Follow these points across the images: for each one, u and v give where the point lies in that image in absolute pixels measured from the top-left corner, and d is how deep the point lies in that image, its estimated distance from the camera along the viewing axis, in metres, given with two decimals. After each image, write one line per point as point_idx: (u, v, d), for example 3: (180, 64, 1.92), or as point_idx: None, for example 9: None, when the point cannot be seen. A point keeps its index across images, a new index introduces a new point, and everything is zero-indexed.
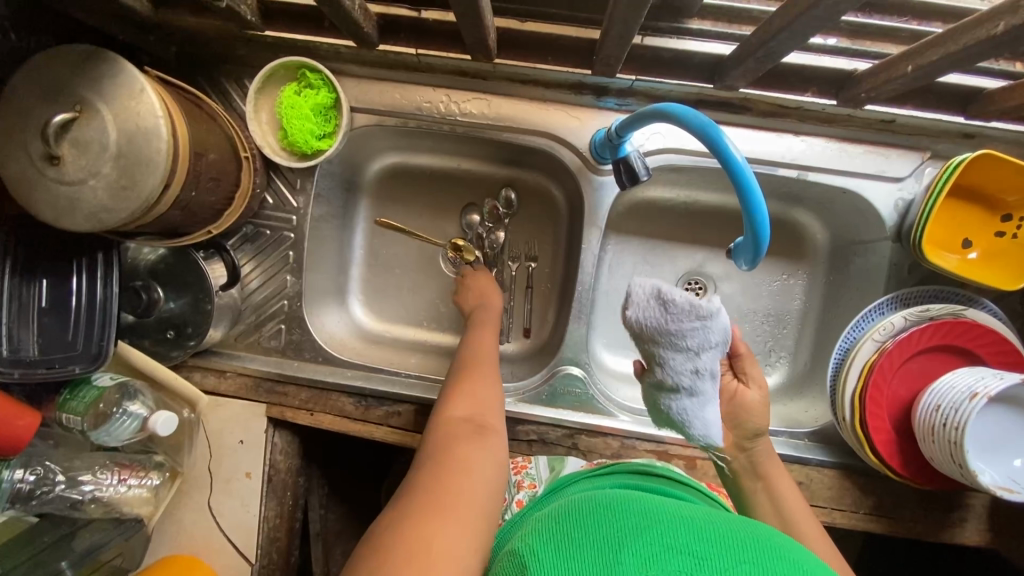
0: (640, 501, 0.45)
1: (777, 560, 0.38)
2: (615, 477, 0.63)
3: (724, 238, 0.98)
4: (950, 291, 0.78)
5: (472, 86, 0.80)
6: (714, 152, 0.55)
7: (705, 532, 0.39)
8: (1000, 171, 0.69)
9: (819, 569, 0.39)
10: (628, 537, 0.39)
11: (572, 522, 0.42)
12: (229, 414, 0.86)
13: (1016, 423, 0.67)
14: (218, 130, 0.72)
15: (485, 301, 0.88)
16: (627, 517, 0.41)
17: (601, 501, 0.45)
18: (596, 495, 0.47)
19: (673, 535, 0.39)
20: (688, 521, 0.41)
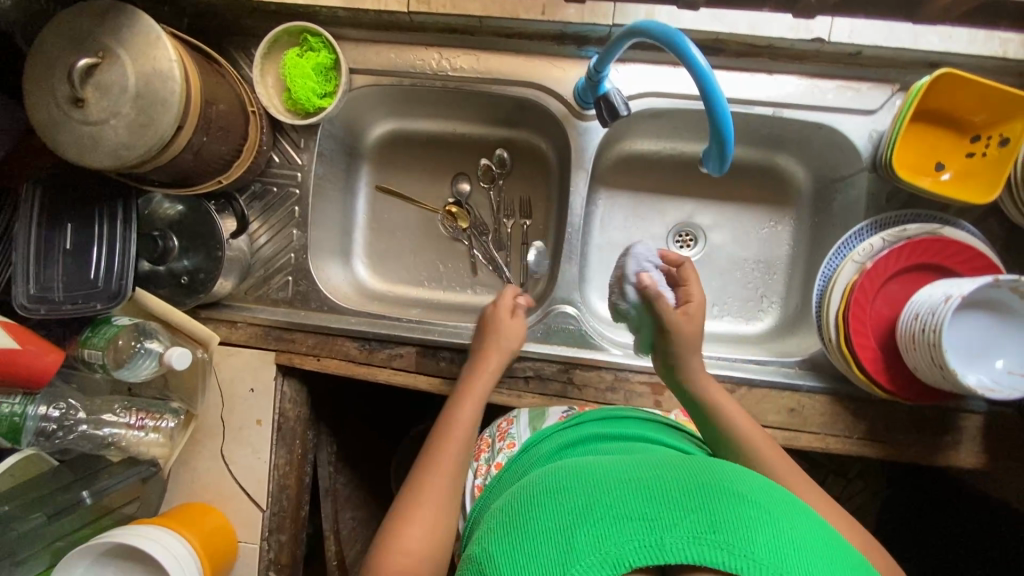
0: (591, 468, 0.49)
1: (720, 500, 0.43)
2: (576, 433, 0.68)
3: (712, 188, 1.02)
4: (929, 214, 0.80)
5: (461, 43, 0.86)
6: (680, 61, 0.59)
7: (652, 489, 0.44)
8: (963, 90, 0.73)
9: (760, 498, 0.44)
10: (582, 510, 0.43)
11: (530, 508, 0.46)
12: (239, 363, 0.90)
13: (996, 327, 0.69)
14: (227, 85, 0.78)
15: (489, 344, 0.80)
16: (579, 490, 0.45)
17: (555, 478, 0.49)
18: (552, 471, 0.51)
19: (621, 498, 0.43)
20: (635, 479, 0.45)
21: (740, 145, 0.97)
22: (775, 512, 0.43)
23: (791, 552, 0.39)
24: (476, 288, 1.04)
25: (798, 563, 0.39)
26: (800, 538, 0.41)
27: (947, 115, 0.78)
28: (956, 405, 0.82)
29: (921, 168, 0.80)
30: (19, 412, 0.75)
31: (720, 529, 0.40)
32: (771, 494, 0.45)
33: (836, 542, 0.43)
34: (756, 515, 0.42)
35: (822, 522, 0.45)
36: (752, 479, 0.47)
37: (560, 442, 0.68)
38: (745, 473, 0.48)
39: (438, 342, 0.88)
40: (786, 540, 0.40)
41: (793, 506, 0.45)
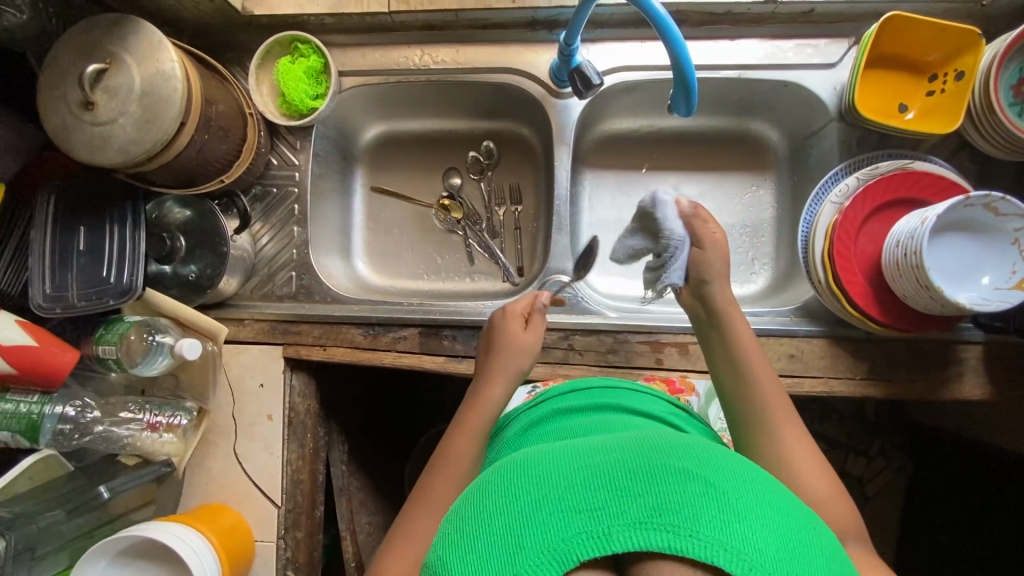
0: (535, 455, 0.46)
1: (666, 479, 0.40)
2: (548, 409, 0.69)
3: (693, 160, 1.05)
4: (900, 153, 0.83)
5: (441, 38, 0.92)
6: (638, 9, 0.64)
7: (595, 477, 0.41)
8: (912, 31, 0.78)
9: (721, 477, 0.41)
10: (524, 509, 0.40)
11: (477, 507, 0.43)
12: (248, 359, 0.92)
13: (978, 247, 0.71)
14: (226, 90, 0.83)
15: (502, 352, 0.73)
16: (522, 486, 0.42)
17: (499, 472, 0.45)
18: (497, 461, 0.49)
19: (571, 491, 0.40)
20: (578, 467, 0.42)
21: (713, 114, 1.01)
22: (737, 491, 0.40)
23: (738, 525, 0.38)
24: (474, 275, 1.07)
25: (744, 535, 0.37)
26: (761, 521, 0.38)
27: (903, 59, 0.83)
28: (954, 337, 0.83)
29: (886, 111, 0.84)
30: (36, 412, 0.77)
31: (668, 513, 0.38)
32: (735, 470, 0.42)
33: (786, 505, 0.41)
34: (714, 500, 0.39)
35: (771, 483, 0.43)
36: (702, 449, 0.44)
37: (527, 418, 0.70)
38: (693, 442, 0.45)
39: (440, 322, 0.90)
40: (733, 513, 0.38)
41: (744, 471, 0.43)
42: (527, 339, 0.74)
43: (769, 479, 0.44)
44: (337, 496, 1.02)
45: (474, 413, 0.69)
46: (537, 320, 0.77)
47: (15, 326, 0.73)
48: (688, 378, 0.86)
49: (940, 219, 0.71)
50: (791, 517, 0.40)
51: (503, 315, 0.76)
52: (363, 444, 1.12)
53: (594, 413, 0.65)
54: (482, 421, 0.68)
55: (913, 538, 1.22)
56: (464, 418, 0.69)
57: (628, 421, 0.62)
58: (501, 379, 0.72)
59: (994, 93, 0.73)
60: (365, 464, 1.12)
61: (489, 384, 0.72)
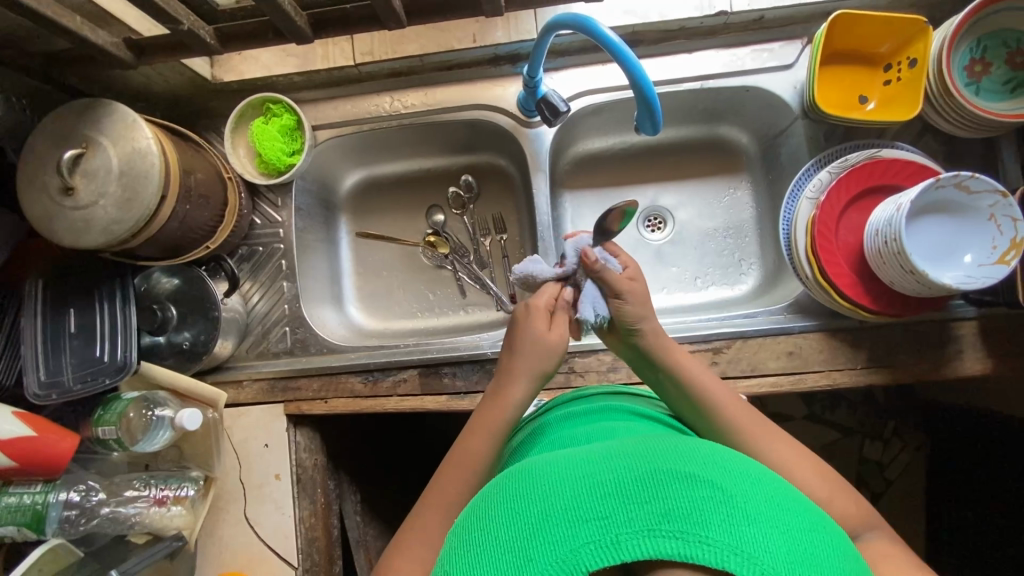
0: (543, 466, 0.46)
1: (672, 485, 0.40)
2: (551, 418, 0.70)
3: (668, 170, 1.07)
4: (867, 142, 0.85)
5: (408, 83, 0.94)
6: (592, 39, 0.66)
7: (603, 485, 0.41)
8: (861, 27, 0.80)
9: (727, 481, 0.41)
10: (533, 522, 0.41)
11: (486, 524, 0.43)
12: (250, 420, 0.91)
13: (956, 226, 0.72)
14: (202, 157, 0.84)
15: (532, 351, 0.68)
16: (531, 499, 0.42)
17: (508, 486, 0.46)
18: (504, 476, 0.49)
19: (578, 501, 0.40)
20: (585, 476, 0.42)
21: (683, 124, 1.03)
22: (742, 495, 0.40)
23: (747, 527, 0.37)
24: (468, 307, 1.07)
25: (754, 539, 0.37)
26: (768, 521, 0.38)
27: (856, 53, 0.85)
28: (948, 315, 0.83)
29: (847, 104, 0.86)
30: (40, 502, 0.75)
31: (676, 518, 0.38)
32: (740, 473, 0.43)
33: (795, 505, 0.41)
34: (719, 503, 0.39)
35: (785, 488, 0.43)
36: (714, 455, 0.45)
37: (534, 426, 0.71)
38: (701, 447, 0.46)
39: (438, 360, 0.90)
40: (742, 516, 0.38)
41: (752, 475, 0.43)
42: (553, 337, 0.69)
43: (779, 483, 0.44)
44: (355, 549, 1.01)
45: (491, 417, 0.67)
46: (561, 313, 0.70)
47: (12, 417, 0.73)
48: None
49: (919, 202, 0.72)
50: (800, 518, 0.40)
51: (523, 310, 0.70)
52: (375, 492, 1.11)
53: (602, 418, 0.65)
54: (499, 425, 0.67)
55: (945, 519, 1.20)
56: (480, 417, 0.68)
57: (635, 426, 0.62)
58: (525, 383, 0.68)
59: (948, 76, 0.75)
60: (379, 512, 1.11)
61: (511, 384, 0.69)
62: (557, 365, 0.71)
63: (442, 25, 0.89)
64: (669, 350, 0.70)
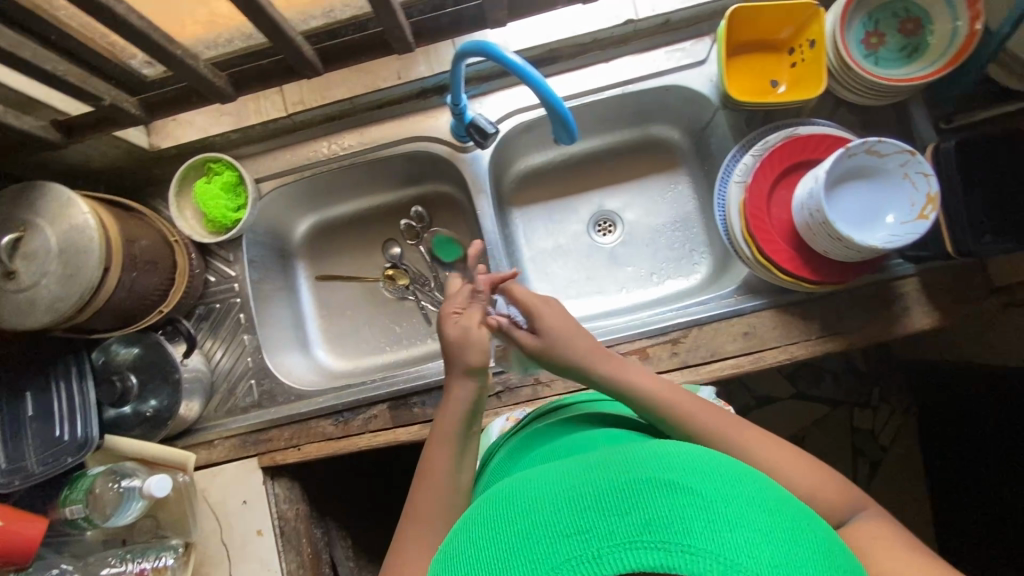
0: (524, 487, 0.47)
1: (652, 494, 0.40)
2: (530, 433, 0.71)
3: (609, 174, 1.11)
4: (786, 122, 0.89)
5: (343, 125, 0.96)
6: (491, 60, 0.69)
7: (583, 500, 0.41)
8: (759, 16, 0.84)
9: (706, 485, 0.42)
10: (516, 541, 0.41)
11: (470, 548, 0.43)
12: (224, 479, 0.90)
13: (874, 189, 0.76)
14: (146, 225, 0.85)
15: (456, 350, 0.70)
16: (514, 520, 0.43)
17: (491, 507, 0.46)
18: (490, 497, 0.49)
19: (560, 518, 0.41)
20: (566, 492, 0.43)
21: (615, 129, 1.07)
22: (719, 498, 0.41)
23: (728, 534, 0.37)
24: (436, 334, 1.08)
25: (734, 545, 0.37)
26: (747, 524, 0.39)
27: (762, 40, 0.89)
28: (889, 275, 0.86)
29: (761, 89, 0.89)
30: None
31: (656, 528, 0.38)
32: (718, 476, 0.43)
33: (774, 506, 0.42)
34: (698, 510, 0.39)
35: (765, 490, 0.44)
36: (692, 460, 0.45)
37: (508, 445, 0.72)
38: (680, 453, 0.46)
39: (406, 391, 0.90)
40: (722, 522, 0.38)
41: (731, 478, 0.44)
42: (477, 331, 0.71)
43: (760, 484, 0.45)
44: None
45: (444, 419, 0.69)
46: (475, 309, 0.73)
47: None
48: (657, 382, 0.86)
49: (838, 172, 0.75)
50: (782, 522, 0.40)
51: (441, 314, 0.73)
52: (365, 534, 1.10)
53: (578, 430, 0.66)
54: (455, 426, 0.68)
55: (942, 476, 1.21)
56: (438, 427, 0.69)
57: (612, 434, 0.63)
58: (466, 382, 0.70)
59: (844, 53, 0.79)
60: (372, 554, 1.09)
61: (456, 385, 0.70)
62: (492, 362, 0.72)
63: (366, 67, 0.92)
64: (602, 361, 0.71)
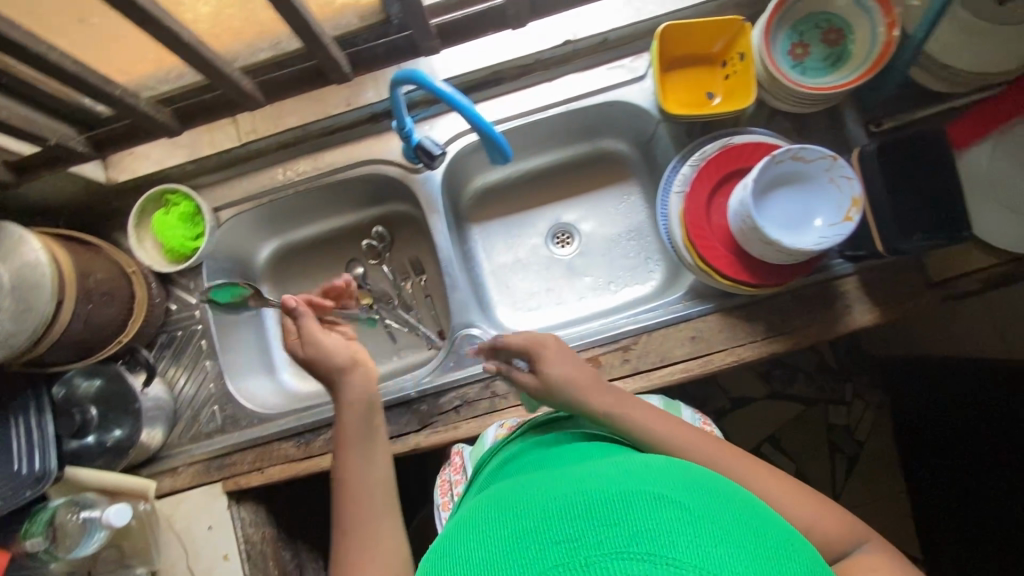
0: (517, 497, 0.47)
1: (639, 505, 0.41)
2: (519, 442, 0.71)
3: (564, 188, 1.13)
4: (723, 131, 0.92)
5: (296, 152, 0.99)
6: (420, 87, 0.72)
7: (574, 508, 0.41)
8: (689, 33, 0.88)
9: (695, 502, 0.42)
10: (506, 552, 0.41)
11: (460, 556, 0.43)
12: (189, 506, 0.91)
13: (802, 194, 0.78)
14: (103, 258, 0.86)
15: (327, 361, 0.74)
16: (503, 530, 0.43)
17: (483, 516, 0.46)
18: (482, 504, 0.49)
19: (551, 527, 0.41)
20: (557, 501, 0.43)
21: (566, 144, 1.10)
22: (707, 514, 0.41)
23: (715, 550, 0.38)
24: (400, 351, 1.11)
25: (720, 561, 0.37)
26: (734, 542, 0.39)
27: (695, 55, 0.92)
28: (829, 275, 0.88)
29: (697, 102, 0.92)
30: None
31: (645, 540, 0.38)
32: (708, 495, 0.44)
33: (761, 526, 0.43)
34: (687, 525, 0.39)
35: (752, 510, 0.45)
36: (683, 477, 0.46)
37: (500, 451, 0.71)
38: (670, 470, 0.47)
39: None
40: (709, 539, 0.39)
41: (719, 497, 0.44)
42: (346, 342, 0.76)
43: (747, 506, 0.45)
44: None
45: (347, 424, 0.73)
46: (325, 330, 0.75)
47: None
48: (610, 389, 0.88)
49: (769, 179, 0.78)
50: (768, 541, 0.41)
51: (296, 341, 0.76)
52: None
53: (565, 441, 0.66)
54: (356, 427, 0.73)
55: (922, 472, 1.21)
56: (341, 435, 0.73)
57: (599, 445, 0.63)
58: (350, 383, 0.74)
59: (770, 66, 0.82)
60: None
61: (341, 392, 0.75)
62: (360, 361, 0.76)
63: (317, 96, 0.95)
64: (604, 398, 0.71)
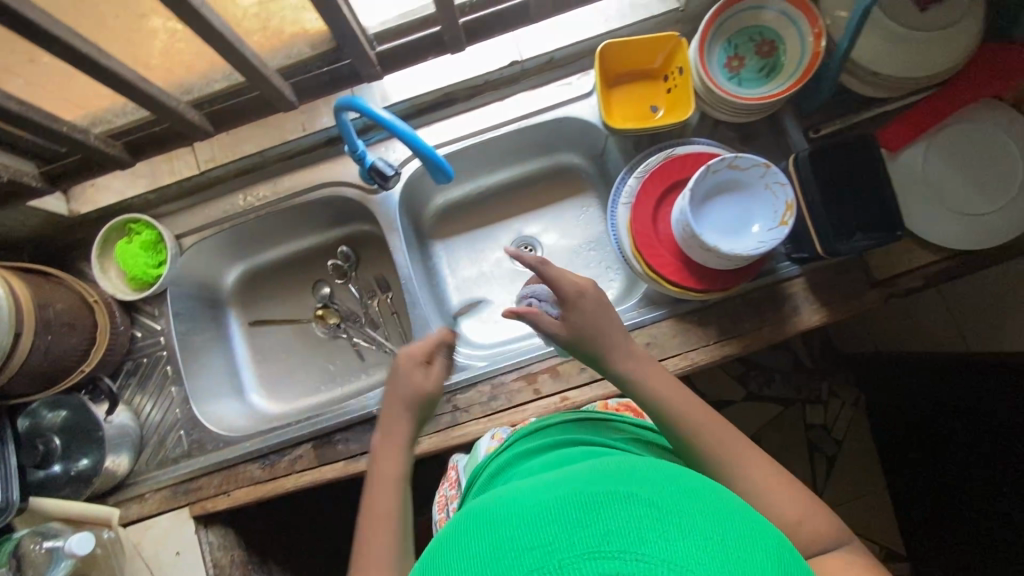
0: (497, 504, 0.46)
1: (613, 505, 0.40)
2: (512, 450, 0.71)
3: (525, 202, 1.16)
4: (669, 142, 0.94)
5: (256, 177, 1.01)
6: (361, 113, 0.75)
7: (548, 511, 0.41)
8: (630, 49, 0.91)
9: (670, 498, 0.42)
10: (484, 560, 0.41)
11: (442, 567, 0.43)
12: (157, 532, 0.91)
13: (740, 201, 0.81)
14: (64, 290, 0.88)
15: (399, 396, 0.75)
16: (480, 540, 0.43)
17: (465, 525, 0.46)
18: (465, 514, 0.49)
19: (528, 533, 0.40)
20: (533, 506, 0.43)
21: (524, 160, 1.13)
22: (680, 509, 0.41)
23: (685, 543, 0.37)
24: (368, 369, 1.11)
25: (690, 553, 0.37)
26: (709, 534, 0.39)
27: (638, 71, 0.95)
28: (776, 278, 0.91)
29: (642, 115, 0.95)
30: None
31: (615, 539, 0.38)
32: (684, 490, 0.43)
33: (738, 516, 0.42)
34: (658, 520, 0.39)
35: (731, 501, 0.44)
36: (658, 474, 0.46)
37: (495, 463, 0.71)
38: (648, 468, 0.47)
39: (329, 429, 0.93)
40: (679, 533, 0.38)
41: (695, 489, 0.44)
42: (425, 385, 0.76)
43: (730, 498, 0.44)
44: None
45: (387, 464, 0.72)
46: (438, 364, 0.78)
47: None
48: (569, 398, 0.90)
49: (708, 189, 0.81)
50: (744, 533, 0.40)
51: (404, 362, 0.76)
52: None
53: (552, 449, 0.65)
54: (399, 468, 0.71)
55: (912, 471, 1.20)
56: (379, 470, 0.71)
57: (586, 449, 0.63)
58: (407, 421, 0.75)
59: (707, 79, 0.85)
60: None
61: (396, 426, 0.74)
62: (431, 406, 0.78)
63: (273, 123, 0.97)
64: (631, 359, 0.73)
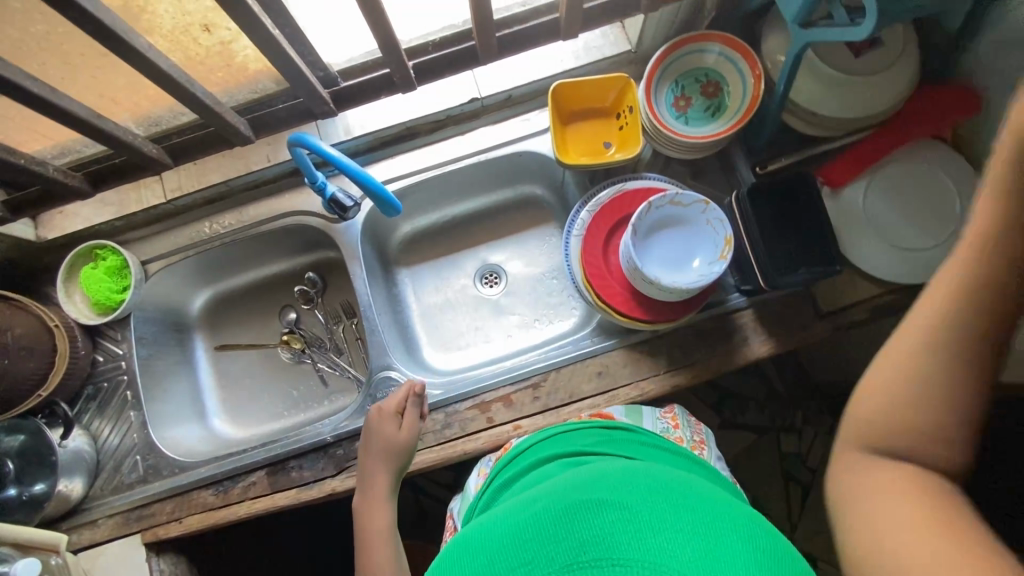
0: (486, 528, 0.50)
1: (586, 516, 0.44)
2: (498, 481, 0.71)
3: (491, 231, 1.18)
4: (622, 177, 0.97)
5: (223, 206, 1.04)
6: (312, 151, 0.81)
7: (528, 533, 0.45)
8: (582, 88, 0.95)
9: (640, 501, 0.45)
10: None
11: None
12: (108, 559, 0.92)
13: (679, 236, 0.83)
14: (24, 314, 0.89)
15: (372, 452, 0.82)
16: (471, 560, 0.47)
17: (457, 551, 0.50)
18: (457, 540, 0.53)
19: (513, 555, 0.44)
20: (515, 526, 0.47)
21: (489, 191, 1.15)
22: (648, 507, 0.44)
23: (653, 537, 0.42)
24: (331, 394, 1.12)
25: (658, 548, 0.41)
26: (677, 527, 0.43)
27: (592, 109, 0.99)
28: (726, 309, 0.93)
29: (595, 151, 0.99)
30: None
31: (590, 548, 0.41)
32: (656, 490, 0.47)
33: (705, 505, 0.46)
34: (631, 526, 0.42)
35: (699, 493, 0.48)
36: (628, 478, 0.49)
37: (483, 501, 0.70)
38: (619, 472, 0.51)
39: (283, 456, 0.93)
40: (647, 529, 0.42)
41: (665, 486, 0.48)
42: (401, 437, 0.82)
43: (700, 492, 0.48)
44: None
45: (372, 519, 0.77)
46: (411, 413, 0.84)
47: None
48: (521, 427, 0.91)
49: (646, 228, 0.84)
50: (713, 520, 0.44)
51: (378, 417, 0.83)
52: None
53: (537, 468, 0.67)
54: (384, 520, 0.77)
55: None
56: (367, 526, 0.77)
57: (567, 460, 0.65)
58: (387, 472, 0.80)
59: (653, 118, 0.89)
60: None
61: (376, 480, 0.80)
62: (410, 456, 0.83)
63: (240, 155, 1.00)
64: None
